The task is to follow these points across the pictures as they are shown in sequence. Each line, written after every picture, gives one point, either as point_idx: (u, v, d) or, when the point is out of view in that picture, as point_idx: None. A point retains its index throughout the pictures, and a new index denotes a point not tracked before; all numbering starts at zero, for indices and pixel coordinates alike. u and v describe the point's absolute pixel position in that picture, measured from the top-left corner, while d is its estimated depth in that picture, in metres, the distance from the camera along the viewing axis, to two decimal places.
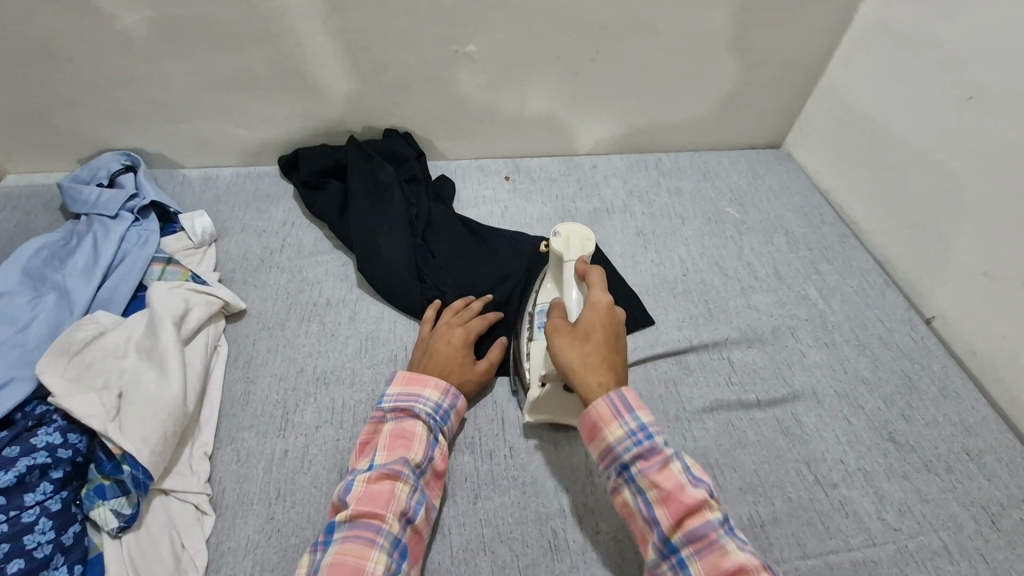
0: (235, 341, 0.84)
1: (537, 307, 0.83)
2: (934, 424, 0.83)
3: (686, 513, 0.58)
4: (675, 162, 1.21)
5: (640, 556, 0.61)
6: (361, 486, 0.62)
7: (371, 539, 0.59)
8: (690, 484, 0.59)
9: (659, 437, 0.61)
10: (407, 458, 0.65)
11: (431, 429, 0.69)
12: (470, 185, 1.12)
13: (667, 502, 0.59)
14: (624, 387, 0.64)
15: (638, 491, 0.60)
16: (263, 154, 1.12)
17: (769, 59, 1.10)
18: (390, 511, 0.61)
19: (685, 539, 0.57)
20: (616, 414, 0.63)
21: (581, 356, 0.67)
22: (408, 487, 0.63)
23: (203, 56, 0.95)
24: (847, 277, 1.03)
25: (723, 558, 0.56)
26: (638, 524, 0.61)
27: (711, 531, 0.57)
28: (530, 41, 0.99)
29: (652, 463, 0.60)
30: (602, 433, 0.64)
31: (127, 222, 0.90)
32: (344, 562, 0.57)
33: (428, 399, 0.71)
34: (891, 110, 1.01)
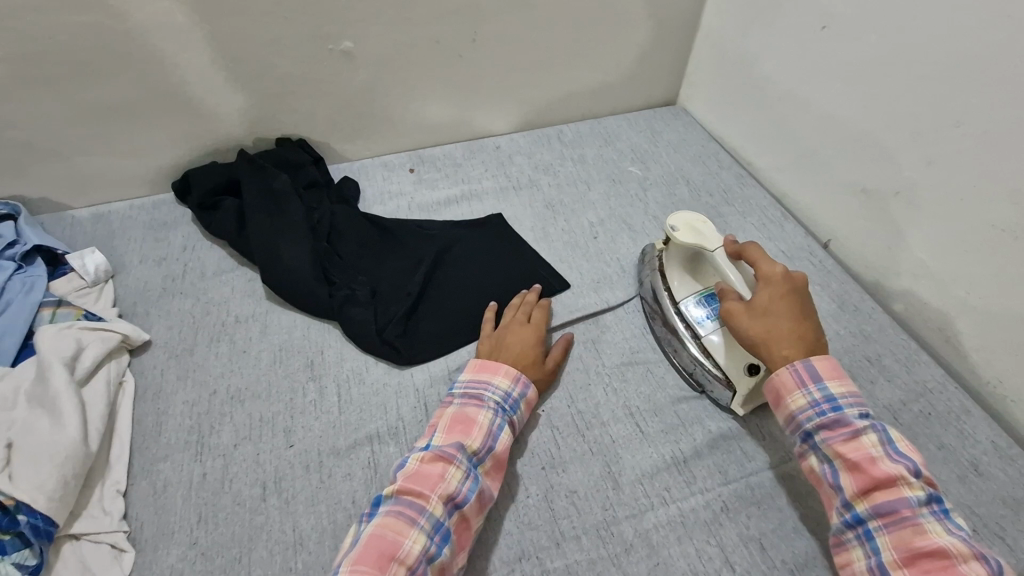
0: (141, 374, 0.81)
1: (684, 300, 0.82)
2: (837, 338, 0.87)
3: (908, 539, 0.55)
4: (576, 131, 1.23)
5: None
6: (415, 463, 0.63)
7: (412, 518, 0.59)
8: (911, 509, 0.56)
9: (870, 453, 0.59)
10: (464, 443, 0.65)
11: (497, 417, 0.69)
12: (374, 182, 1.11)
13: (885, 524, 0.56)
14: (846, 409, 0.62)
15: (852, 514, 0.59)
16: (154, 182, 1.08)
17: (646, 19, 1.13)
18: (435, 493, 0.61)
19: (907, 564, 0.54)
20: (800, 383, 0.64)
21: (786, 370, 0.65)
22: (460, 471, 0.63)
23: (67, 90, 0.91)
24: (748, 215, 1.06)
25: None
26: (851, 551, 0.59)
27: (942, 555, 0.53)
28: (405, 29, 0.99)
29: (865, 484, 0.58)
30: (819, 457, 0.63)
31: (8, 271, 0.85)
32: (383, 534, 0.57)
33: (496, 387, 0.71)
34: (763, 50, 1.05)
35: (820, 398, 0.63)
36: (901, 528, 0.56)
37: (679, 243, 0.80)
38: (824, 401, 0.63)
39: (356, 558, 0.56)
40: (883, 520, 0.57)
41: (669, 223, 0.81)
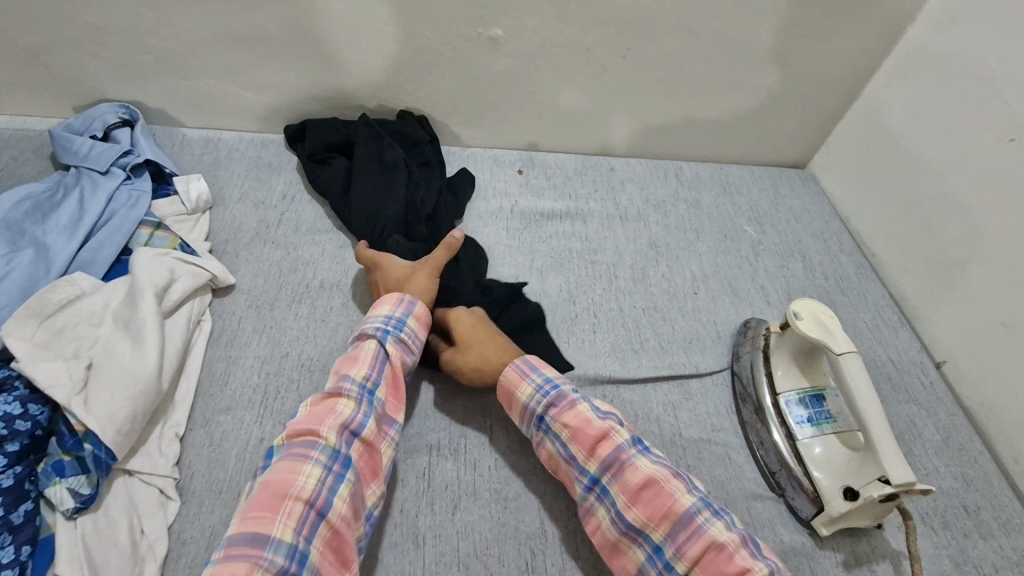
0: (219, 317, 0.80)
1: (784, 396, 0.77)
2: (934, 475, 0.80)
3: (655, 505, 0.60)
4: (695, 173, 1.16)
5: (627, 566, 0.61)
6: (306, 409, 0.63)
7: (304, 454, 0.58)
8: (654, 474, 0.62)
9: (610, 432, 0.65)
10: (351, 373, 0.65)
11: (382, 344, 0.69)
12: (480, 174, 1.08)
13: (637, 498, 0.61)
14: (566, 392, 0.69)
15: (608, 496, 0.63)
16: (269, 120, 1.07)
17: (805, 76, 1.05)
18: (324, 426, 0.60)
19: (663, 533, 0.59)
20: (558, 412, 0.68)
21: (511, 368, 0.71)
22: (353, 402, 0.63)
23: (214, 13, 0.90)
24: (860, 310, 0.99)
25: (701, 542, 0.58)
26: (617, 534, 0.62)
27: (684, 515, 0.59)
28: (557, 30, 0.94)
29: (613, 463, 0.63)
30: (555, 443, 0.67)
31: (118, 179, 0.86)
32: (274, 476, 0.56)
33: (377, 316, 0.72)
34: (926, 142, 0.96)
35: (543, 384, 0.69)
36: (649, 495, 0.61)
37: (798, 331, 0.75)
38: (551, 400, 0.68)
39: (247, 507, 0.54)
40: (682, 543, 0.58)
41: (792, 308, 0.76)
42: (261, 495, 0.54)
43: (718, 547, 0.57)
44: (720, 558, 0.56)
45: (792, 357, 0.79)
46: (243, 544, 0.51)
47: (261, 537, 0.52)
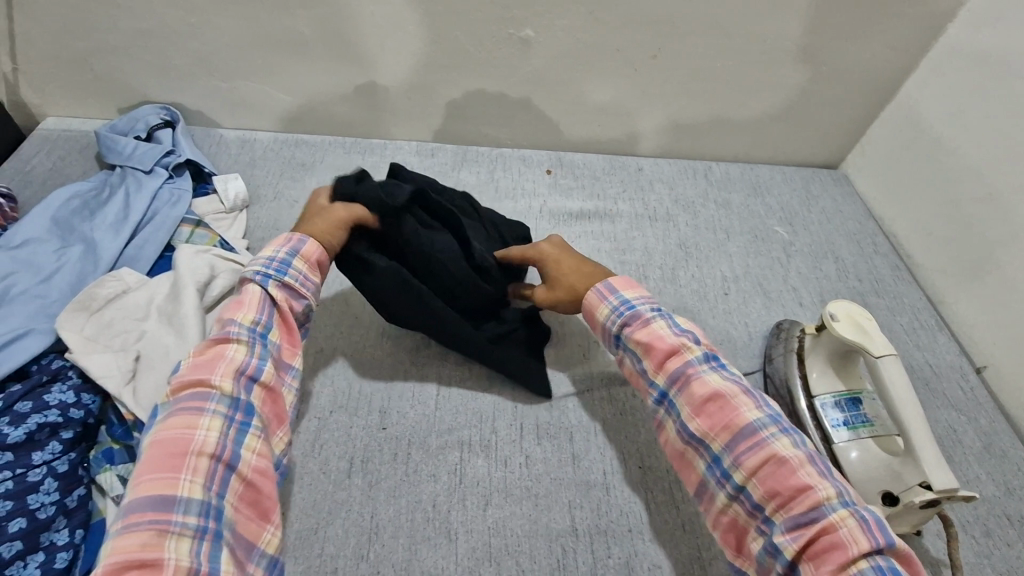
0: None
1: (819, 399, 0.76)
2: (975, 482, 0.78)
3: (719, 419, 0.60)
4: (725, 173, 1.15)
5: (691, 475, 0.63)
6: (189, 361, 0.58)
7: (200, 408, 0.54)
8: (722, 389, 0.61)
9: (681, 348, 0.64)
10: (236, 319, 0.60)
11: (265, 285, 0.63)
12: (509, 174, 1.09)
13: (701, 411, 0.61)
14: (641, 311, 0.68)
15: (674, 407, 0.63)
16: (302, 121, 1.09)
17: (839, 75, 1.03)
18: (216, 375, 0.56)
19: (723, 445, 0.59)
20: (629, 325, 0.68)
21: (591, 291, 0.72)
22: (244, 347, 0.59)
23: (253, 17, 0.93)
24: (896, 314, 0.97)
25: (762, 455, 0.57)
26: (682, 444, 0.63)
27: (747, 430, 0.58)
28: (588, 30, 0.94)
29: (680, 378, 0.63)
30: (632, 359, 0.68)
31: (161, 178, 0.89)
32: (169, 432, 0.53)
33: (262, 255, 0.65)
34: (967, 141, 0.94)
35: (621, 306, 0.69)
36: (714, 408, 0.60)
37: (835, 333, 0.73)
38: (626, 313, 0.69)
39: (147, 465, 0.52)
40: (742, 452, 0.58)
41: (828, 309, 0.75)
42: (155, 455, 0.51)
43: (780, 462, 0.56)
44: (781, 473, 0.55)
45: (827, 360, 0.77)
46: (148, 507, 0.49)
47: (166, 498, 0.50)
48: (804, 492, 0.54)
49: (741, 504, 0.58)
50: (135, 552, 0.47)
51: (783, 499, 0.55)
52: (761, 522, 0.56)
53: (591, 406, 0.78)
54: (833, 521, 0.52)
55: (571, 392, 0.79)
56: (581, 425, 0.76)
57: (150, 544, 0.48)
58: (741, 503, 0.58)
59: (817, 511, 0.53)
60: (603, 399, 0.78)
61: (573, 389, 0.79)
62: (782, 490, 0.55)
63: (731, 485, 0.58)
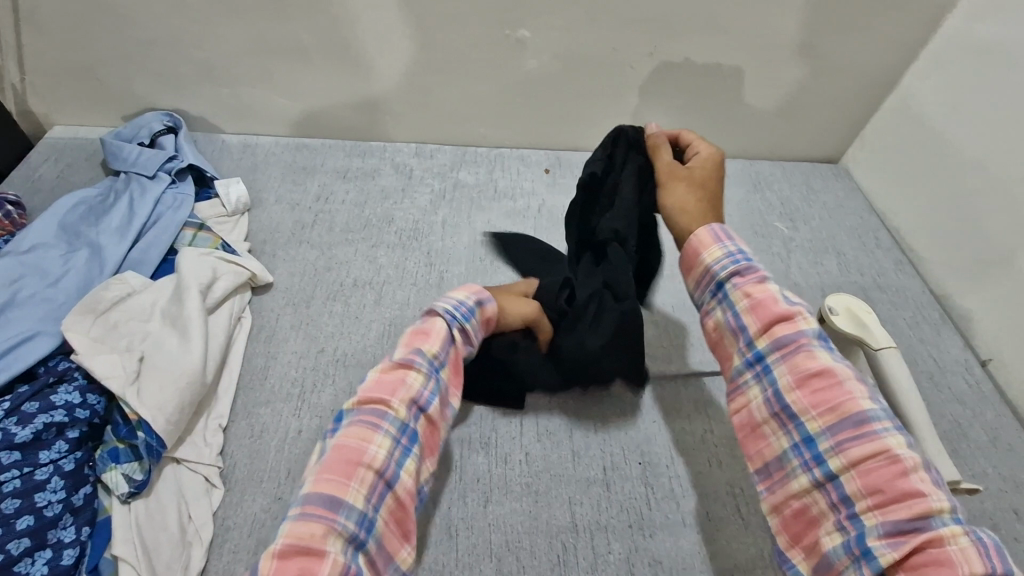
0: (259, 314, 0.83)
1: None
2: (981, 476, 0.77)
3: (826, 398, 0.50)
4: (725, 169, 1.15)
5: (765, 449, 0.54)
6: (374, 374, 0.58)
7: (376, 423, 0.54)
8: (835, 367, 0.51)
9: (796, 314, 0.54)
10: (421, 348, 0.59)
11: (450, 325, 0.63)
12: (508, 174, 1.10)
13: (805, 384, 0.51)
14: (757, 266, 0.57)
15: (770, 375, 0.54)
16: (304, 125, 1.10)
17: (838, 69, 1.03)
18: (396, 397, 0.56)
19: (823, 427, 0.50)
20: (734, 275, 0.57)
21: (703, 229, 0.60)
22: (422, 376, 0.58)
23: (254, 23, 0.94)
24: (899, 307, 0.96)
25: (871, 447, 0.47)
26: (765, 415, 0.54)
27: (858, 417, 0.49)
28: (585, 30, 0.95)
29: (788, 344, 0.53)
30: (725, 312, 0.57)
31: (164, 184, 0.91)
32: (346, 442, 0.52)
33: (448, 298, 0.64)
34: (968, 133, 0.93)
35: (736, 252, 0.58)
36: (821, 386, 0.51)
37: (833, 328, 0.73)
38: (739, 256, 0.58)
39: (320, 469, 0.51)
40: (844, 439, 0.49)
41: (826, 304, 0.74)
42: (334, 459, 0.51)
43: (892, 460, 0.47)
44: (890, 472, 0.46)
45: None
46: (316, 508, 0.48)
47: (334, 499, 0.49)
48: (913, 497, 0.45)
49: (824, 494, 0.50)
50: (301, 549, 0.46)
51: (883, 499, 0.46)
52: (846, 520, 0.48)
53: (591, 403, 0.78)
54: (945, 537, 0.43)
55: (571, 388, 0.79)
56: (580, 422, 0.76)
57: (317, 542, 0.47)
58: (826, 493, 0.50)
59: (925, 523, 0.44)
60: (603, 396, 0.79)
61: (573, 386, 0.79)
62: (885, 490, 0.46)
63: (820, 472, 0.50)
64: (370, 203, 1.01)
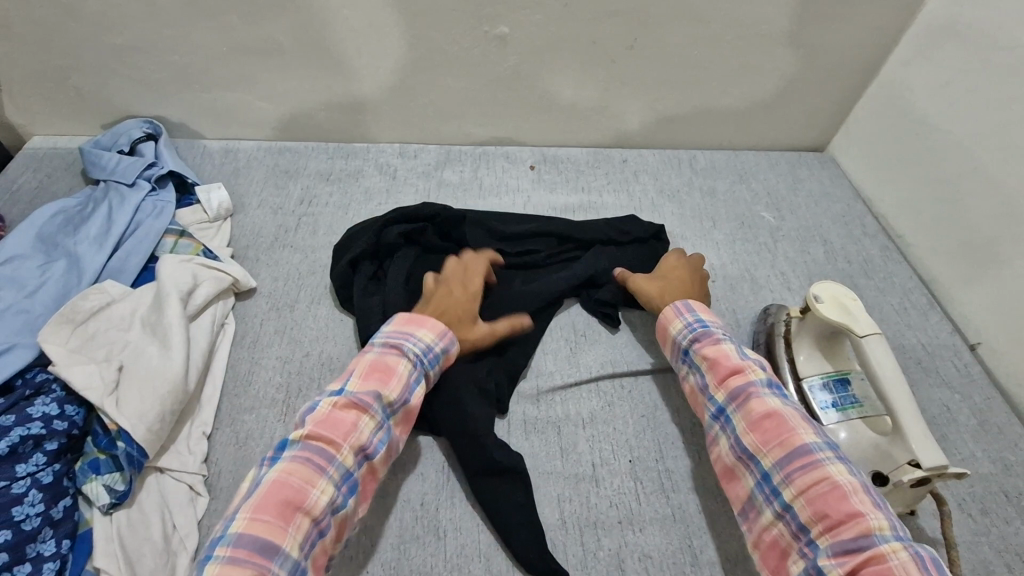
0: (242, 320, 0.82)
1: (807, 381, 0.75)
2: (971, 460, 0.77)
3: (774, 436, 0.60)
4: (710, 161, 1.15)
5: (739, 492, 0.62)
6: (327, 409, 0.60)
7: (321, 467, 0.56)
8: (781, 410, 0.62)
9: (746, 368, 0.66)
10: (380, 392, 0.62)
11: (416, 370, 0.66)
12: (493, 172, 1.09)
13: (757, 427, 0.61)
14: (713, 331, 0.71)
15: (731, 424, 0.64)
16: (286, 128, 1.10)
17: (820, 57, 1.02)
18: (345, 442, 0.58)
19: (775, 463, 0.59)
20: (700, 343, 0.70)
21: (669, 307, 0.75)
22: (374, 422, 0.61)
23: (229, 26, 0.93)
24: (887, 294, 0.96)
25: (815, 476, 0.56)
26: (733, 459, 0.63)
27: (803, 449, 0.58)
28: (564, 24, 0.94)
29: (740, 393, 0.64)
30: (696, 374, 0.70)
31: (143, 192, 0.89)
32: (286, 482, 0.54)
33: (419, 339, 0.67)
34: (951, 116, 0.93)
35: (695, 323, 0.72)
36: (770, 425, 0.61)
37: (819, 315, 0.73)
38: (698, 324, 0.72)
39: (254, 506, 0.52)
40: (795, 471, 0.57)
41: (811, 292, 0.74)
42: (270, 500, 0.53)
43: (833, 486, 0.55)
44: (833, 498, 0.54)
45: (813, 342, 0.77)
46: (245, 549, 0.50)
47: (269, 545, 0.51)
48: (854, 518, 0.53)
49: (787, 525, 0.57)
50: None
51: (831, 523, 0.54)
52: (806, 547, 0.55)
53: (579, 399, 0.78)
54: (884, 551, 0.50)
55: (560, 384, 0.79)
56: (567, 418, 0.76)
57: None
58: (788, 524, 0.57)
59: (868, 541, 0.51)
60: (591, 392, 0.78)
61: (561, 381, 0.79)
62: (831, 514, 0.54)
63: (779, 504, 0.58)
64: (355, 204, 1.01)
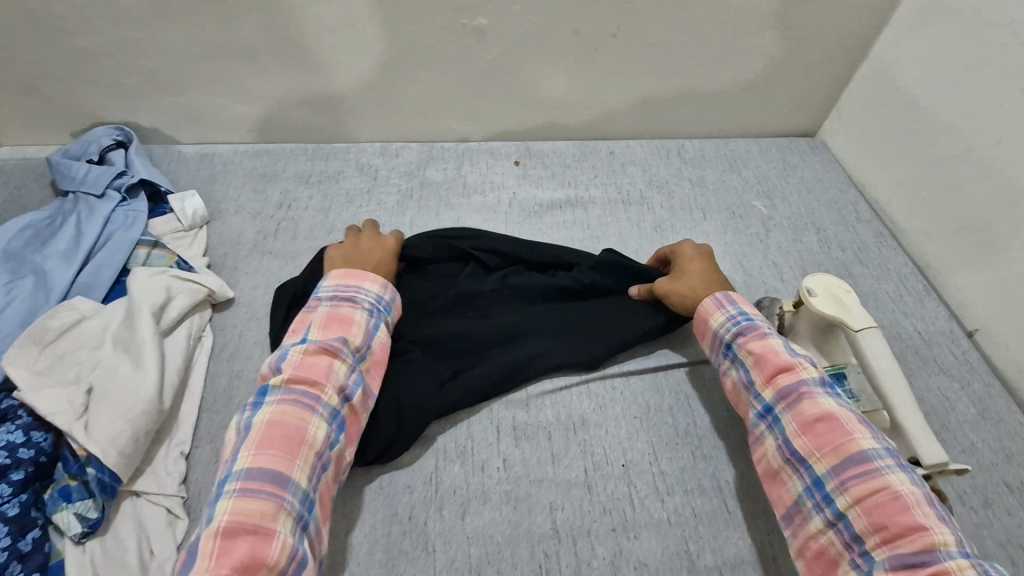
0: (220, 331, 0.79)
1: None
2: (972, 450, 0.75)
3: (828, 440, 0.58)
4: (700, 150, 1.12)
5: (784, 495, 0.60)
6: (299, 356, 0.63)
7: (311, 405, 0.60)
8: (836, 412, 0.60)
9: (797, 365, 0.63)
10: (346, 338, 0.66)
11: (371, 317, 0.70)
12: (477, 168, 1.06)
13: (810, 429, 0.59)
14: (759, 325, 0.68)
15: (779, 425, 0.62)
16: (262, 131, 1.06)
17: (809, 39, 1.00)
18: (328, 382, 0.62)
19: (829, 468, 0.57)
20: (740, 334, 0.68)
21: (710, 298, 0.72)
22: (347, 365, 0.65)
23: (195, 26, 0.90)
24: (882, 282, 0.94)
25: (873, 484, 0.55)
26: (780, 462, 0.61)
27: (861, 456, 0.56)
28: (543, 13, 0.91)
29: (792, 393, 0.62)
30: (738, 370, 0.67)
31: (113, 202, 0.86)
32: (283, 423, 0.58)
33: (368, 291, 0.71)
34: (944, 97, 0.91)
35: (738, 315, 0.70)
36: (824, 429, 0.59)
37: (812, 309, 0.71)
38: (741, 317, 0.70)
39: (257, 445, 0.57)
40: (852, 477, 0.56)
41: (804, 285, 0.72)
42: (270, 437, 0.57)
43: (893, 496, 0.54)
44: (893, 508, 0.53)
45: (808, 336, 0.75)
46: (257, 481, 0.54)
47: (280, 477, 0.55)
48: (915, 532, 0.52)
49: (838, 533, 0.56)
50: (248, 527, 0.52)
51: (890, 535, 0.52)
52: (860, 557, 0.54)
53: (569, 401, 0.75)
54: (949, 569, 0.49)
55: (550, 388, 0.76)
56: (558, 422, 0.74)
57: (266, 521, 0.53)
58: (839, 532, 0.55)
59: (930, 555, 0.50)
60: (583, 394, 0.76)
61: (551, 384, 0.77)
62: (889, 525, 0.53)
63: (831, 512, 0.56)
64: (335, 207, 0.98)
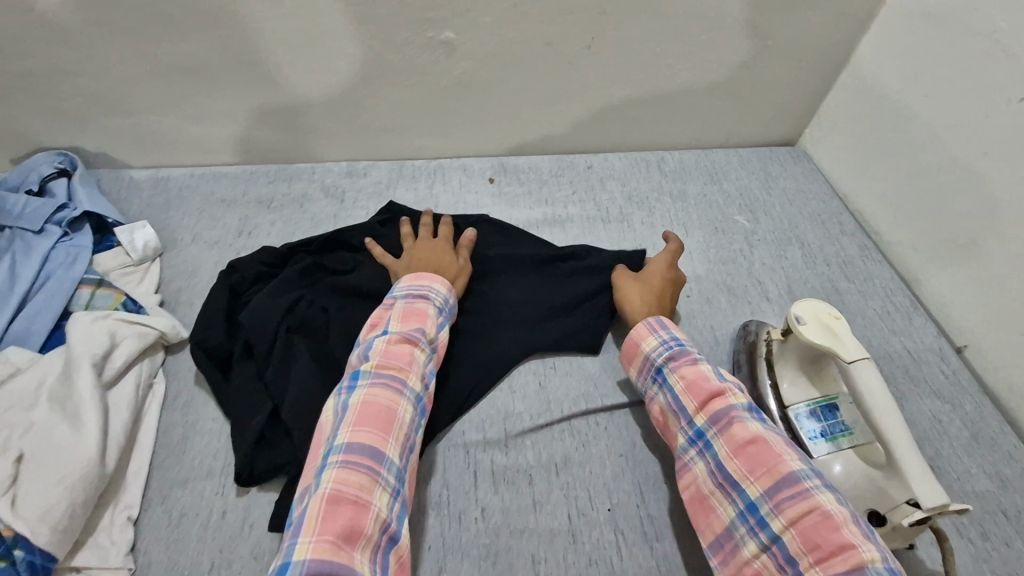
0: (173, 376, 0.73)
1: (794, 409, 0.70)
2: (967, 477, 0.73)
3: (759, 462, 0.57)
4: (679, 162, 1.09)
5: (715, 522, 0.58)
6: (383, 346, 0.64)
7: (399, 390, 0.61)
8: (765, 435, 0.59)
9: (727, 391, 0.63)
10: (424, 330, 0.68)
11: (441, 315, 0.71)
12: (449, 187, 1.02)
13: (741, 451, 0.58)
14: (689, 350, 0.68)
15: (712, 450, 0.60)
16: (219, 152, 1.00)
17: (788, 48, 0.97)
18: (412, 369, 0.64)
19: (762, 490, 0.56)
20: (672, 358, 0.68)
21: (642, 324, 0.72)
22: (425, 355, 0.66)
23: (140, 45, 0.83)
24: (869, 298, 0.92)
25: (804, 505, 0.53)
26: (711, 486, 0.59)
27: (790, 477, 0.55)
28: (514, 25, 0.86)
29: (722, 417, 0.61)
30: (667, 395, 0.66)
31: (53, 238, 0.80)
32: (376, 402, 0.59)
33: (438, 293, 0.72)
34: (927, 107, 0.88)
35: (670, 340, 0.70)
36: (756, 451, 0.58)
37: (802, 338, 0.68)
38: (673, 343, 0.70)
39: (354, 422, 0.57)
40: (783, 497, 0.54)
41: (793, 312, 0.69)
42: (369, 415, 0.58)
43: (823, 515, 0.52)
44: (824, 527, 0.51)
45: (797, 367, 0.72)
46: (360, 454, 0.55)
47: (376, 451, 0.56)
48: (847, 550, 0.49)
49: (772, 557, 0.54)
50: (348, 497, 0.52)
51: (822, 555, 0.50)
52: None
53: (550, 441, 0.71)
54: None
55: (529, 427, 0.72)
56: (539, 464, 0.69)
57: (365, 493, 0.53)
58: (773, 555, 0.53)
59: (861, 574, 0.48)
60: (565, 432, 0.72)
61: (531, 423, 0.72)
62: (822, 545, 0.51)
63: (765, 534, 0.54)
64: (298, 234, 0.93)
